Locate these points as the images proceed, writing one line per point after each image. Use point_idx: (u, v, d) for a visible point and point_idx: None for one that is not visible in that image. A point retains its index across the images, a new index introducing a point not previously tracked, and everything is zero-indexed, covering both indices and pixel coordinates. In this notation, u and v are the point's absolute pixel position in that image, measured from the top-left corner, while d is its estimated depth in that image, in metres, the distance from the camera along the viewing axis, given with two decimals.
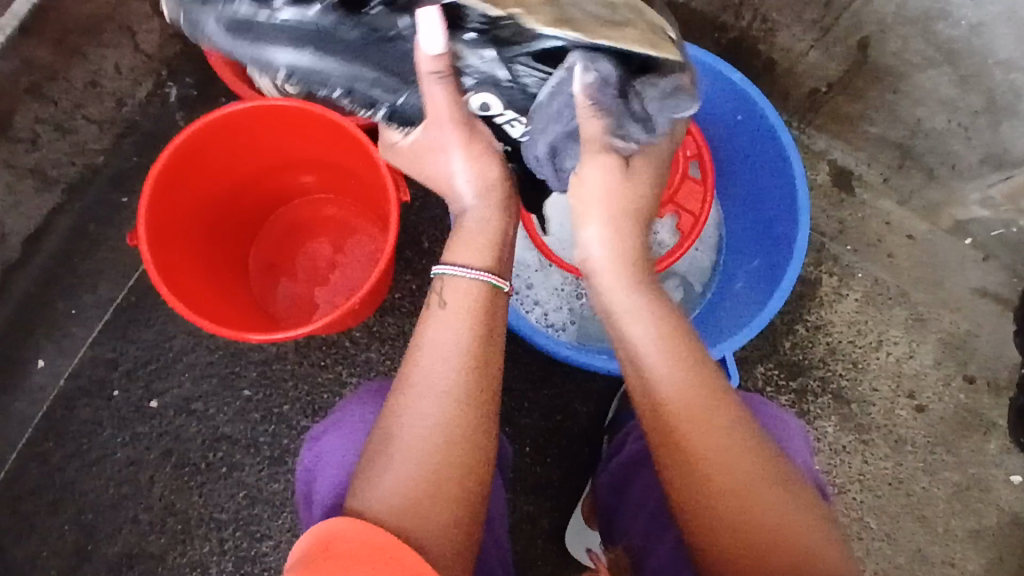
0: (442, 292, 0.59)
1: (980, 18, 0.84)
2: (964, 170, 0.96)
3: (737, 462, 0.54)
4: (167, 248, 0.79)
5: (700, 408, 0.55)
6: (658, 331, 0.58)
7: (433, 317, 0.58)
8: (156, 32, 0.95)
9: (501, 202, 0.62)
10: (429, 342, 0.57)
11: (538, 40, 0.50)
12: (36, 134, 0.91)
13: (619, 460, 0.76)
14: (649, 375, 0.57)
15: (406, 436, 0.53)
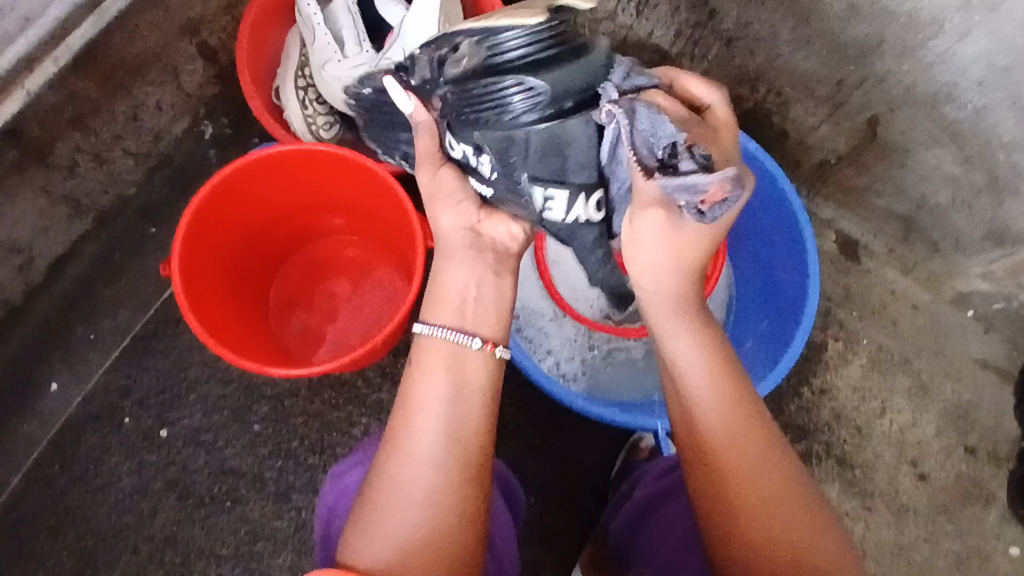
0: (418, 352, 0.60)
1: (985, 102, 0.79)
2: (966, 245, 0.97)
3: (759, 474, 0.57)
4: (199, 285, 0.81)
5: (737, 426, 0.58)
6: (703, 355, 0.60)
7: (412, 373, 0.59)
8: (198, 72, 0.98)
9: (466, 253, 0.62)
10: (412, 399, 0.57)
11: (459, 47, 0.57)
12: (75, 162, 0.91)
13: (635, 501, 0.76)
14: (692, 398, 0.59)
15: (389, 496, 0.54)
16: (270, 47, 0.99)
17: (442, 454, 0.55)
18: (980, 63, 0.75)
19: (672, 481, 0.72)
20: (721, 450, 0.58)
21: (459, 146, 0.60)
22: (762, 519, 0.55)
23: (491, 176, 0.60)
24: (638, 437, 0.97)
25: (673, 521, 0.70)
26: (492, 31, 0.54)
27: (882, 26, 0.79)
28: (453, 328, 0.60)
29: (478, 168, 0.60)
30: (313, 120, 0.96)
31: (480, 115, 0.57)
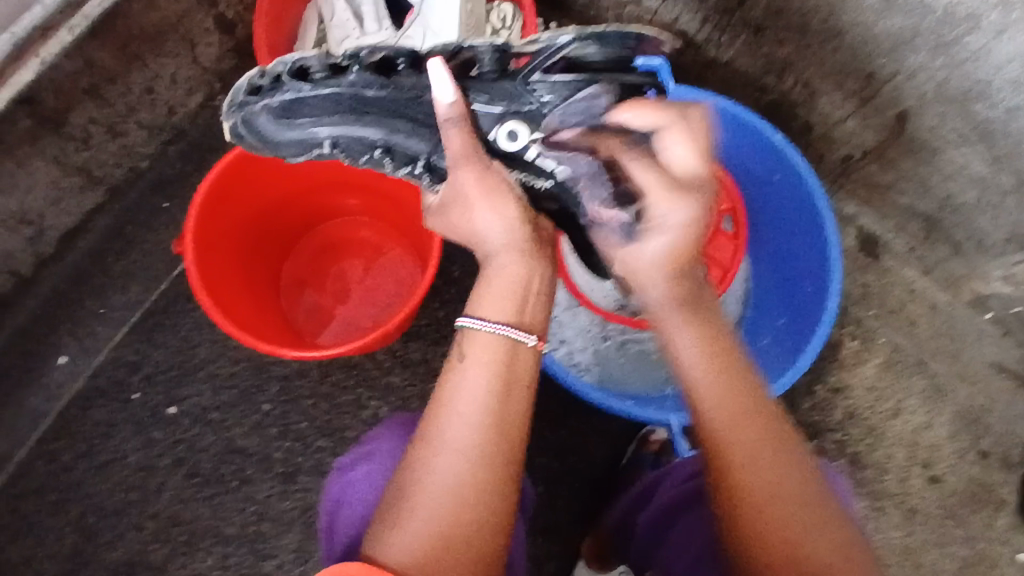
0: (463, 345, 0.59)
1: (1018, 102, 0.77)
2: (987, 248, 0.94)
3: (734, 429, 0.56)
4: (212, 263, 0.79)
5: (716, 385, 0.57)
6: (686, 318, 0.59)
7: (453, 366, 0.58)
8: (214, 45, 0.96)
9: (521, 246, 0.61)
10: (452, 394, 0.56)
11: (552, 49, 0.62)
12: (89, 134, 0.89)
13: (657, 505, 0.76)
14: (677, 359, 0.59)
15: (417, 488, 0.54)
16: (290, 20, 0.97)
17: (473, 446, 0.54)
18: (1016, 61, 0.73)
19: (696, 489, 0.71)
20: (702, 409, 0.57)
21: (531, 136, 0.64)
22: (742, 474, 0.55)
23: (555, 170, 0.65)
24: (650, 430, 0.97)
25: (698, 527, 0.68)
26: (592, 39, 0.62)
27: (917, 21, 0.77)
28: (510, 324, 0.58)
29: (540, 163, 0.64)
30: None
31: (569, 110, 0.63)
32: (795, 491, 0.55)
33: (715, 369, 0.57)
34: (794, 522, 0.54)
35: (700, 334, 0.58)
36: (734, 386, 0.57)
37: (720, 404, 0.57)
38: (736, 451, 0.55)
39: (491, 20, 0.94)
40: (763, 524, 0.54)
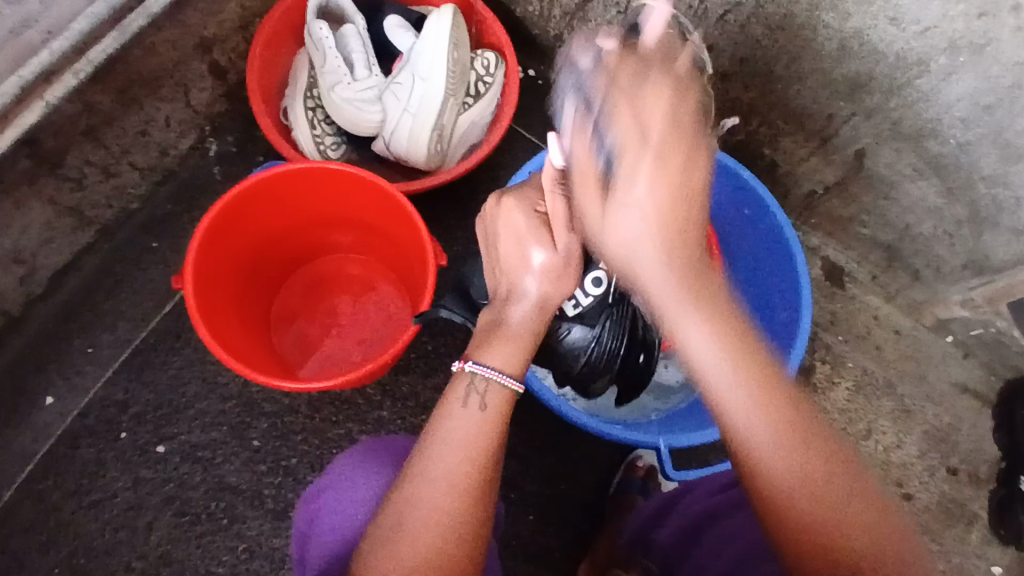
0: (464, 388, 0.61)
1: (967, 138, 0.83)
2: (946, 273, 1.00)
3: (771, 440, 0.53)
4: (210, 298, 0.81)
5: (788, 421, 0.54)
6: (711, 343, 0.55)
7: (445, 407, 0.61)
8: (207, 90, 0.99)
9: (541, 314, 0.63)
10: (445, 435, 0.59)
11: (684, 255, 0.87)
12: (83, 175, 0.91)
13: (688, 513, 0.77)
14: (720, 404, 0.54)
15: (406, 521, 0.56)
16: (280, 67, 1.00)
17: (463, 481, 0.57)
18: (965, 100, 0.80)
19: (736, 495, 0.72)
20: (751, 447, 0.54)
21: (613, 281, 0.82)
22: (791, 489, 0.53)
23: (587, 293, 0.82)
24: (635, 456, 1.00)
25: (731, 532, 0.69)
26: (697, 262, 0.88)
27: (872, 65, 0.83)
28: (514, 376, 0.61)
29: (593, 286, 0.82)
30: (321, 140, 0.98)
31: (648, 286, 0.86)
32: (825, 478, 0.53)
33: (770, 400, 0.54)
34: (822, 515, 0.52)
35: (734, 357, 0.54)
36: (791, 403, 0.55)
37: (768, 433, 0.53)
38: (805, 490, 0.52)
39: (474, 67, 0.97)
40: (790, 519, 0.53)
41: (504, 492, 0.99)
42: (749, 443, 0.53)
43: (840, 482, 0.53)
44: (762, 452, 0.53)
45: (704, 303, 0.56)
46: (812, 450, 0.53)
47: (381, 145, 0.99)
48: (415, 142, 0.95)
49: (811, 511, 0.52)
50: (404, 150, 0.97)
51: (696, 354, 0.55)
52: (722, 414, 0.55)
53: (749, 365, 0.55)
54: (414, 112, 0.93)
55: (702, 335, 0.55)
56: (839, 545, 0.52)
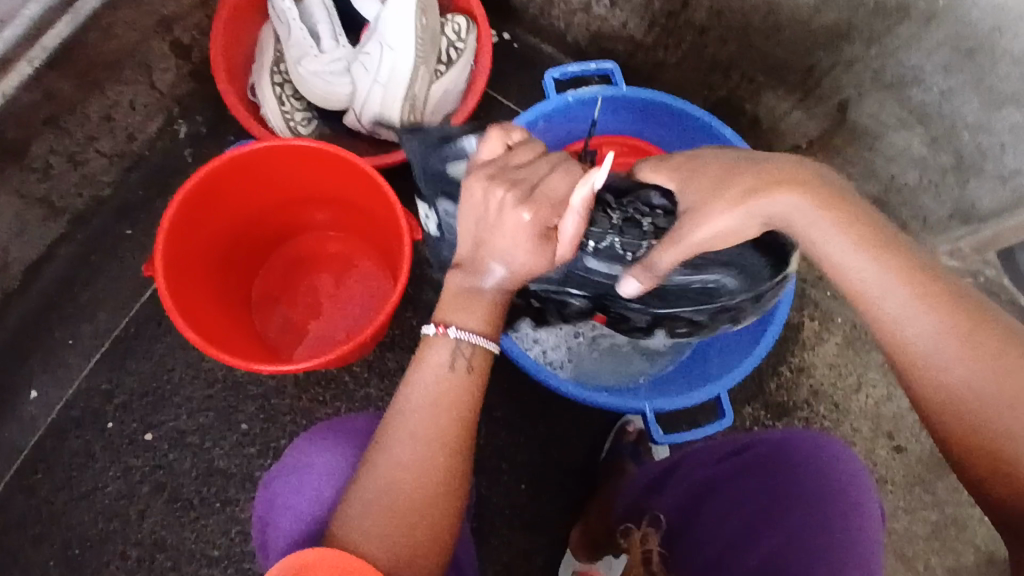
0: (433, 351, 0.60)
1: (949, 85, 0.82)
2: (933, 225, 1.00)
3: (976, 366, 0.56)
4: (183, 284, 0.80)
5: (966, 323, 0.58)
6: (888, 271, 0.60)
7: (418, 365, 0.60)
8: (171, 70, 0.96)
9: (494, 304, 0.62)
10: (424, 389, 0.59)
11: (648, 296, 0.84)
12: (49, 164, 0.89)
13: (687, 481, 0.78)
14: (898, 336, 0.59)
15: (383, 476, 0.56)
16: (244, 43, 0.97)
17: (440, 437, 0.57)
18: (945, 46, 0.78)
19: (736, 465, 0.74)
20: (933, 362, 0.58)
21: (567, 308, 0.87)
22: (987, 400, 0.55)
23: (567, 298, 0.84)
24: (625, 421, 1.00)
25: (732, 504, 0.71)
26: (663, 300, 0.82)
27: (851, 13, 0.81)
28: (484, 335, 0.61)
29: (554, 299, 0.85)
30: (291, 116, 0.96)
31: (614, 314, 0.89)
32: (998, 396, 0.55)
33: (915, 278, 0.60)
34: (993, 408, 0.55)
35: (892, 265, 0.61)
36: (988, 331, 0.57)
37: (912, 317, 0.59)
38: (959, 366, 0.56)
39: (445, 33, 0.94)
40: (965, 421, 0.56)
41: (496, 463, 0.99)
42: (893, 328, 0.60)
43: (1019, 386, 0.55)
44: (920, 343, 0.58)
45: (866, 250, 0.62)
46: (974, 340, 0.56)
47: (353, 119, 0.97)
48: (387, 115, 0.93)
49: (992, 413, 0.55)
50: (376, 123, 0.95)
51: (838, 258, 0.63)
52: (926, 367, 0.58)
53: (932, 288, 0.59)
54: (385, 83, 0.91)
55: (876, 266, 0.61)
56: (1004, 425, 0.55)
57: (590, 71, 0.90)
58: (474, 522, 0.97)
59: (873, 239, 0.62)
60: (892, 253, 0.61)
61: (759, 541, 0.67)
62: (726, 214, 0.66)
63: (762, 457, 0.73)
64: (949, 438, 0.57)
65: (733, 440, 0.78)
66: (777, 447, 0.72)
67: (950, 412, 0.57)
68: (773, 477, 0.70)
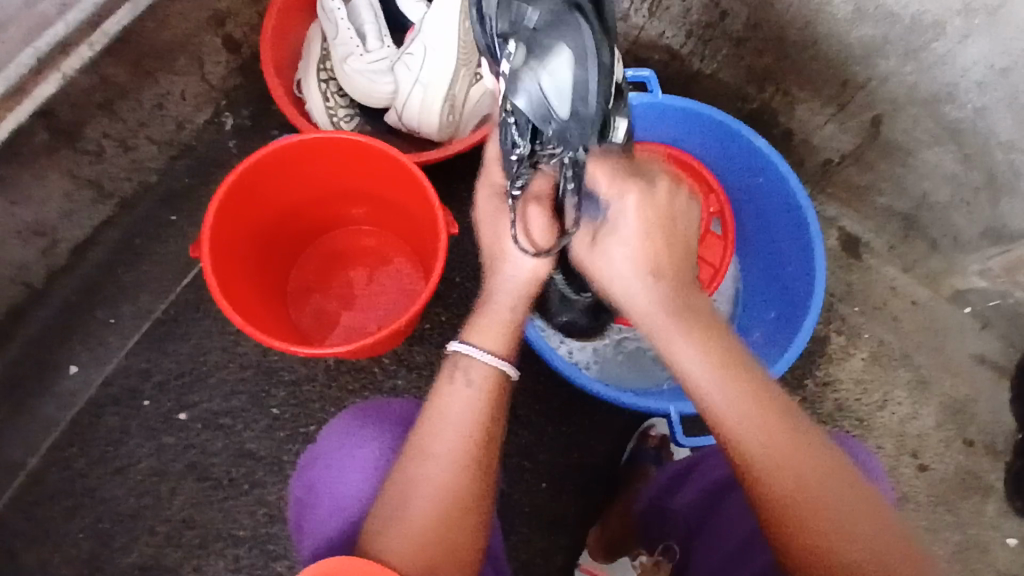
0: (466, 369, 0.67)
1: (983, 102, 0.82)
2: (964, 243, 1.00)
3: (753, 420, 0.61)
4: (226, 267, 0.82)
5: (758, 409, 0.61)
6: (699, 349, 0.63)
7: (441, 389, 0.66)
8: (222, 65, 1.00)
9: (524, 291, 0.70)
10: (448, 411, 0.64)
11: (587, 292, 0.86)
12: (102, 147, 0.93)
13: (707, 479, 0.79)
14: (704, 399, 0.62)
15: (413, 496, 0.61)
16: (293, 43, 1.01)
17: (464, 460, 0.62)
18: (980, 64, 0.79)
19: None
20: (742, 434, 0.60)
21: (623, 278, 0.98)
22: (785, 467, 0.59)
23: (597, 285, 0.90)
24: (648, 425, 1.00)
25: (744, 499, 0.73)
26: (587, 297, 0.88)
27: (887, 28, 0.82)
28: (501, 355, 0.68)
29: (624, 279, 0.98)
30: (334, 112, 0.99)
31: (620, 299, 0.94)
32: (811, 467, 0.59)
33: (739, 382, 0.62)
34: (799, 461, 0.59)
35: (754, 407, 0.61)
36: (753, 385, 0.62)
37: (739, 409, 0.61)
38: (744, 414, 0.61)
39: None
40: (799, 510, 0.58)
41: (518, 460, 1.00)
42: (742, 446, 0.60)
43: (779, 431, 0.60)
44: (765, 474, 0.59)
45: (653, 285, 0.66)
46: (788, 461, 0.59)
47: (394, 117, 0.99)
48: (426, 116, 0.97)
49: (794, 468, 0.59)
50: (417, 122, 0.98)
51: (684, 358, 0.63)
52: (706, 407, 0.62)
53: (739, 377, 0.62)
54: (425, 85, 0.94)
55: (683, 337, 0.64)
56: (809, 491, 0.58)
57: (627, 77, 0.92)
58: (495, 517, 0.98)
59: (705, 328, 0.65)
60: (689, 314, 0.65)
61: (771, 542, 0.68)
62: (623, 264, 0.66)
63: None
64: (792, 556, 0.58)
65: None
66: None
67: (771, 490, 0.59)
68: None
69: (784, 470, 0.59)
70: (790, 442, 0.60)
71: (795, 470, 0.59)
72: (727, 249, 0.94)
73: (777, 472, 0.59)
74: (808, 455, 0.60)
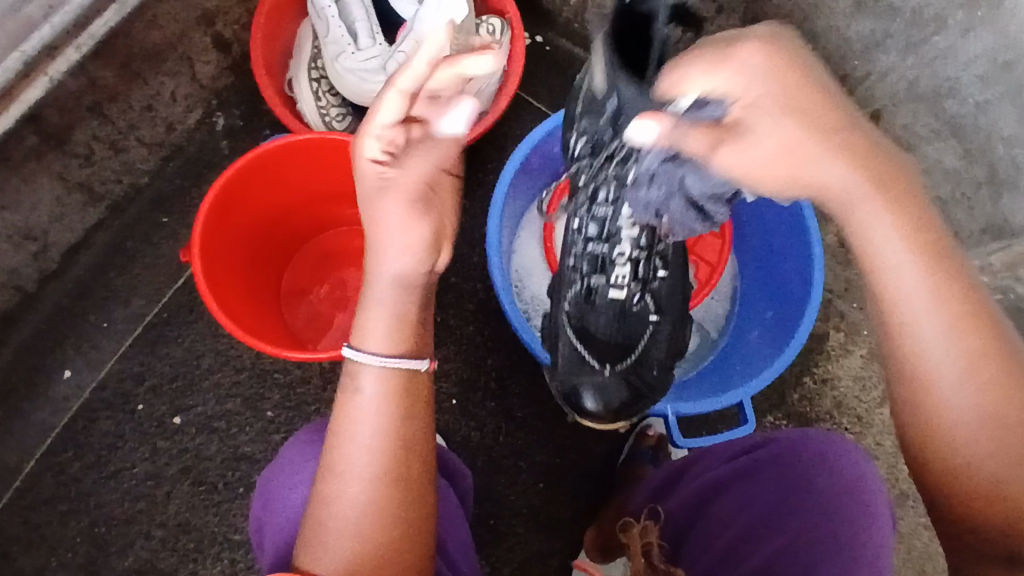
0: (359, 377, 0.59)
1: (986, 97, 0.85)
2: (965, 239, 0.96)
3: (984, 376, 0.52)
4: (217, 271, 0.81)
5: (977, 367, 0.52)
6: (935, 289, 0.52)
7: (346, 395, 0.59)
8: (212, 63, 0.98)
9: (393, 296, 0.59)
10: (352, 422, 0.58)
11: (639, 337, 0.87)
12: (91, 150, 0.93)
13: (698, 482, 0.76)
14: (912, 345, 0.53)
15: (331, 517, 0.57)
16: (283, 40, 0.99)
17: (380, 472, 0.57)
18: (984, 57, 0.82)
19: (744, 462, 0.73)
20: (929, 372, 0.53)
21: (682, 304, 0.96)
22: (957, 418, 0.52)
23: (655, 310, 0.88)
24: (646, 425, 1.01)
25: (739, 506, 0.70)
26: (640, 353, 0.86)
27: None
28: (409, 354, 0.60)
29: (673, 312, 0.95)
30: (326, 111, 0.98)
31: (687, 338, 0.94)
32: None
33: (967, 334, 0.52)
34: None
35: (959, 321, 0.52)
36: (979, 333, 0.52)
37: (951, 355, 0.52)
38: (952, 366, 0.52)
39: (479, 33, 0.94)
40: (960, 480, 0.53)
41: (514, 461, 0.99)
42: (930, 375, 0.52)
43: (1014, 404, 0.52)
44: (968, 433, 0.52)
45: (891, 221, 0.54)
46: (996, 380, 0.52)
47: None
48: None
49: (959, 422, 0.52)
50: None
51: (906, 296, 0.53)
52: (910, 353, 0.53)
53: (966, 326, 0.52)
54: None
55: (905, 255, 0.53)
56: (983, 469, 0.52)
57: None
58: (492, 518, 0.98)
59: (934, 261, 0.53)
60: (917, 226, 0.53)
61: (758, 548, 0.66)
62: (765, 148, 0.53)
63: (771, 459, 0.71)
64: (957, 501, 0.53)
65: (745, 440, 0.77)
66: (789, 448, 0.71)
67: (943, 469, 0.53)
68: (780, 477, 0.70)
69: (949, 430, 0.52)
70: (959, 404, 0.52)
71: (981, 436, 0.52)
72: (724, 246, 0.94)
73: (949, 448, 0.53)
74: (979, 424, 0.52)
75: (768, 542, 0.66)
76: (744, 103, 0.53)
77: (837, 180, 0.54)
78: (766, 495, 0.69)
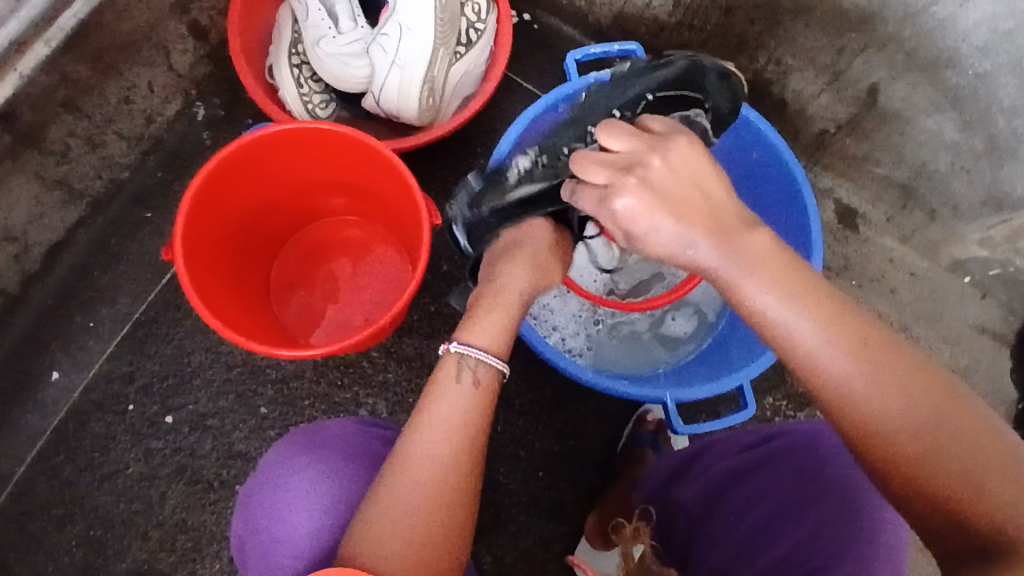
0: (457, 371, 0.62)
1: (986, 67, 0.81)
2: (964, 211, 0.97)
3: (893, 387, 0.48)
4: (200, 268, 0.79)
5: (888, 381, 0.49)
6: (817, 326, 0.51)
7: (433, 386, 0.61)
8: (189, 52, 0.95)
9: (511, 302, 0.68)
10: (441, 410, 0.59)
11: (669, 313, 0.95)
12: (68, 146, 0.89)
13: (709, 471, 0.76)
14: (831, 390, 0.50)
15: (401, 493, 0.55)
16: (262, 25, 0.96)
17: (456, 459, 0.57)
18: (983, 26, 0.78)
19: (757, 454, 0.73)
20: (853, 417, 0.49)
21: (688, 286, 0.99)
22: (900, 440, 0.48)
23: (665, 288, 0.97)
24: (646, 410, 0.99)
25: (758, 495, 0.70)
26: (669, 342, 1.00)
27: None
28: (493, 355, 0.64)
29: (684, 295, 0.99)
30: (309, 98, 0.95)
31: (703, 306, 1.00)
32: (969, 438, 0.47)
33: (863, 352, 0.49)
34: (965, 434, 0.47)
35: (867, 356, 0.49)
36: (877, 347, 0.50)
37: (862, 389, 0.49)
38: (865, 387, 0.49)
39: (464, 12, 0.90)
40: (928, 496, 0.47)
41: (513, 450, 0.98)
42: (861, 420, 0.49)
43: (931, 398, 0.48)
44: (905, 442, 0.47)
45: (759, 278, 0.53)
46: (914, 387, 0.48)
47: (369, 102, 0.95)
48: (405, 102, 0.92)
49: (895, 435, 0.48)
50: (394, 106, 0.94)
51: (802, 342, 0.51)
52: (829, 399, 0.50)
53: (860, 346, 0.50)
54: (401, 68, 0.89)
55: (781, 308, 0.52)
56: (938, 473, 0.46)
57: (612, 52, 0.88)
58: (492, 507, 0.97)
59: (811, 297, 0.52)
60: (785, 275, 0.53)
61: (782, 535, 0.65)
62: (662, 244, 0.57)
63: (788, 449, 0.70)
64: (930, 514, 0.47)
65: (756, 432, 0.76)
66: (805, 439, 0.70)
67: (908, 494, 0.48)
68: (798, 467, 0.68)
69: (897, 453, 0.48)
70: (886, 423, 0.48)
71: (915, 440, 0.47)
72: None
73: (902, 469, 0.47)
74: (908, 433, 0.47)
75: (790, 530, 0.65)
76: (643, 193, 0.56)
77: (718, 262, 0.55)
78: (783, 485, 0.69)
